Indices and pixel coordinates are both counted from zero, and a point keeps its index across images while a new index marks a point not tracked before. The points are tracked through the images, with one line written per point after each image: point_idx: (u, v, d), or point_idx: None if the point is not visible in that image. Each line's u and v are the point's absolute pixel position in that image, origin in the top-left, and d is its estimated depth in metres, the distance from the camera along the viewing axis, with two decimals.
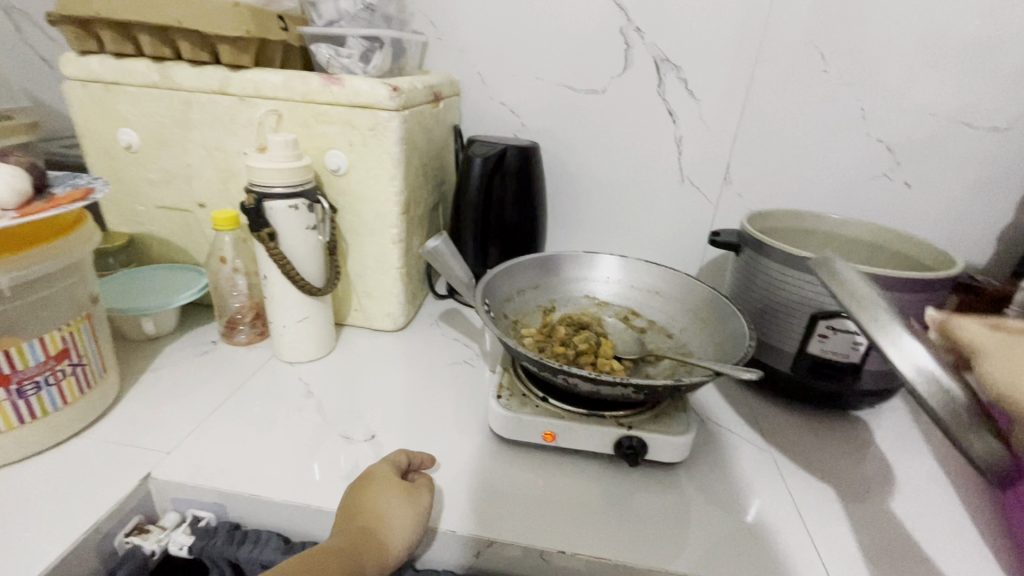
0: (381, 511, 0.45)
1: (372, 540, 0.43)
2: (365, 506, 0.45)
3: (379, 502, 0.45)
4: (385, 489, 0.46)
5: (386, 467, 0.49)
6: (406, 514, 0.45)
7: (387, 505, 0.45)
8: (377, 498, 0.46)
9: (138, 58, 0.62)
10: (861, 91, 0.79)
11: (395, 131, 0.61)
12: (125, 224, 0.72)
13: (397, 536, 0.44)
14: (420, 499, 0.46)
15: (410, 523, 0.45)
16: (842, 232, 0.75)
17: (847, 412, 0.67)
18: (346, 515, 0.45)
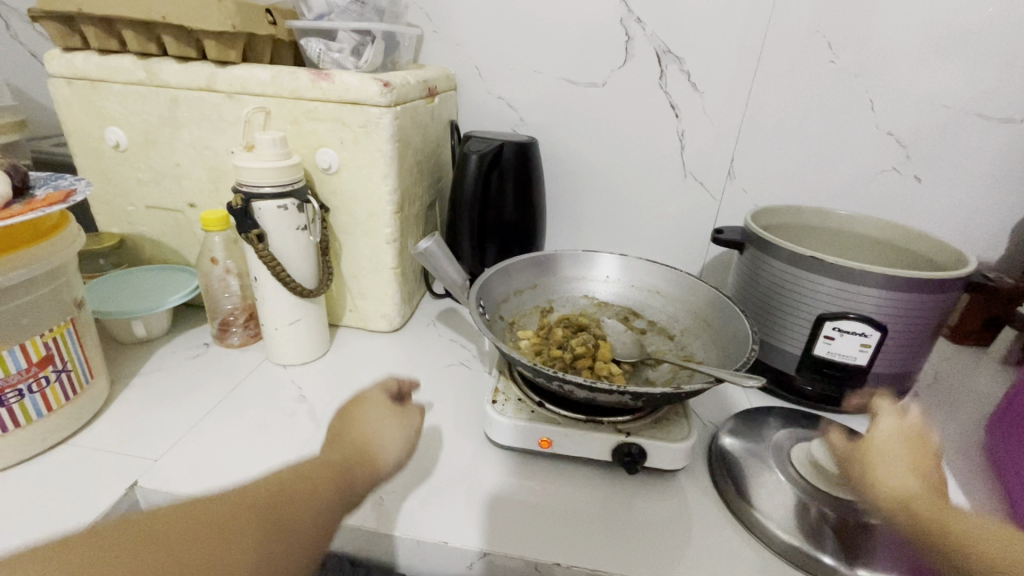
0: (373, 434, 0.44)
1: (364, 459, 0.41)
2: (353, 428, 0.44)
3: (369, 425, 0.44)
4: (376, 412, 0.46)
5: (378, 392, 0.48)
6: (399, 430, 0.45)
7: (376, 428, 0.44)
8: (365, 421, 0.45)
9: (123, 54, 0.60)
10: (869, 83, 0.76)
11: (387, 128, 0.59)
12: (115, 224, 0.71)
13: (390, 446, 0.43)
14: (412, 419, 0.47)
15: (402, 441, 0.44)
16: (849, 228, 0.73)
17: (853, 416, 0.65)
18: (334, 438, 0.44)
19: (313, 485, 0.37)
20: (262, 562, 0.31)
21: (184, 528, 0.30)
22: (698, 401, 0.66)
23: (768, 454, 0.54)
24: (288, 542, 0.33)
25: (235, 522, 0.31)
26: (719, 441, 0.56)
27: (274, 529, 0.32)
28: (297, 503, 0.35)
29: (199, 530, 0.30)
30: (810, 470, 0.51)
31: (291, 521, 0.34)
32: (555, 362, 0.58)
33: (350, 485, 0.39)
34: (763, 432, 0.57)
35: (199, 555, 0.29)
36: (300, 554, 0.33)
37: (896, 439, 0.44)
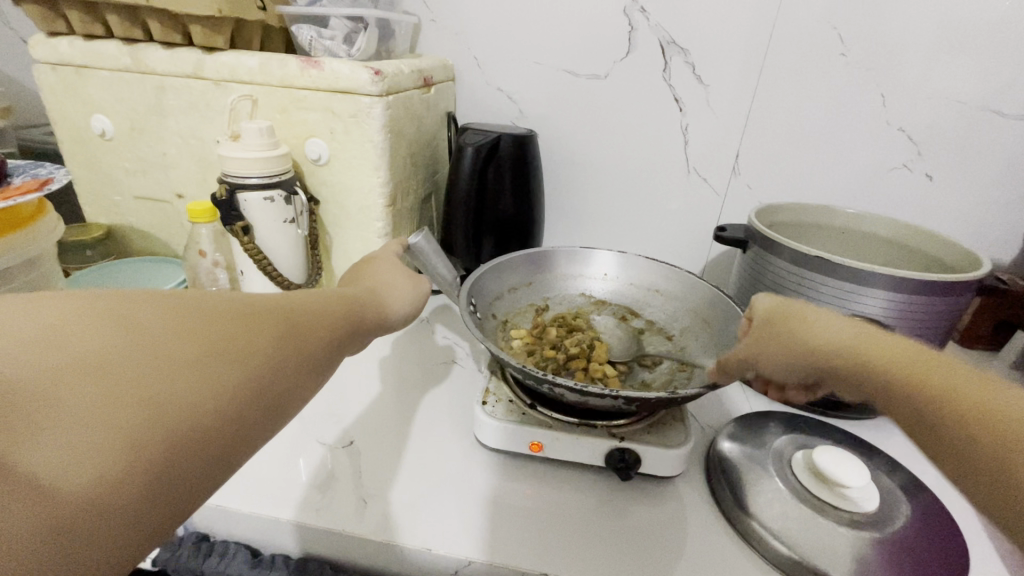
0: (389, 283, 0.46)
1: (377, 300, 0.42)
2: (365, 278, 0.46)
3: (380, 277, 0.46)
4: (388, 269, 0.48)
5: (389, 254, 0.51)
6: (409, 286, 0.47)
7: (389, 280, 0.46)
8: (377, 275, 0.47)
9: (108, 40, 0.58)
10: (881, 77, 0.74)
11: (378, 118, 0.57)
12: (103, 215, 0.69)
13: (401, 300, 0.45)
14: (421, 282, 0.49)
15: (411, 295, 0.46)
16: (857, 227, 0.71)
17: (858, 422, 0.63)
18: (347, 283, 0.46)
19: (331, 310, 0.34)
20: (280, 358, 0.28)
21: (202, 316, 0.26)
22: (697, 404, 0.64)
23: (768, 459, 0.52)
24: (307, 355, 0.30)
25: (257, 316, 0.28)
26: (717, 445, 0.55)
27: (295, 330, 0.30)
28: (317, 319, 0.32)
29: (223, 319, 0.27)
30: (813, 480, 0.49)
31: (311, 342, 0.31)
32: (547, 363, 0.56)
33: (359, 330, 0.37)
34: (763, 438, 0.55)
35: (218, 339, 0.26)
36: (316, 363, 0.31)
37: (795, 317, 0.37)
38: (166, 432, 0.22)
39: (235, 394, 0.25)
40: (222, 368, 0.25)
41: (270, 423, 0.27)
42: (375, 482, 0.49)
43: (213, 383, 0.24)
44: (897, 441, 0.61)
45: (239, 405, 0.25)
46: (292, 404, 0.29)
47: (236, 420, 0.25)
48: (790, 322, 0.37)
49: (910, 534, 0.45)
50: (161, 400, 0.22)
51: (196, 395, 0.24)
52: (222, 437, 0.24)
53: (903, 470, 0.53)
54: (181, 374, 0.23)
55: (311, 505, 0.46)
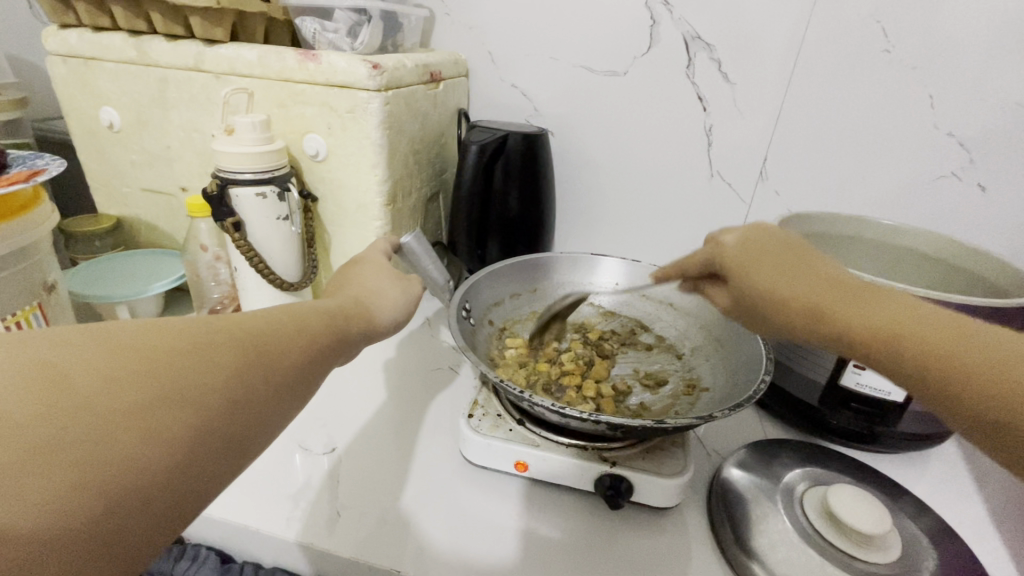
0: (375, 290, 0.43)
1: (364, 309, 0.40)
2: (356, 282, 0.44)
3: (372, 281, 0.44)
4: (374, 271, 0.46)
5: (374, 256, 0.48)
6: (398, 291, 0.44)
7: (380, 284, 0.44)
8: (365, 279, 0.44)
9: (115, 32, 0.58)
10: (929, 75, 0.67)
11: (376, 114, 0.55)
12: (113, 206, 0.70)
13: (391, 308, 0.42)
14: (411, 285, 0.46)
15: (401, 301, 0.44)
16: (893, 241, 0.65)
17: (885, 456, 0.57)
18: (335, 288, 0.44)
19: (302, 330, 0.32)
20: (235, 395, 0.26)
21: (141, 353, 0.24)
22: (706, 427, 0.59)
23: (777, 494, 0.47)
24: (268, 387, 0.28)
25: (210, 348, 0.26)
26: (724, 474, 0.50)
27: (255, 361, 0.28)
28: (283, 343, 0.30)
29: (168, 355, 0.25)
30: (825, 523, 0.44)
31: (274, 370, 0.29)
32: (541, 377, 0.54)
33: (340, 346, 0.35)
34: (773, 469, 0.51)
35: (161, 381, 0.24)
36: (280, 393, 0.29)
37: (784, 259, 0.37)
38: (94, 491, 0.21)
39: (179, 443, 0.23)
40: (164, 416, 0.23)
41: (229, 464, 0.26)
42: (351, 492, 0.47)
43: (151, 435, 0.23)
44: (927, 480, 0.55)
45: (185, 455, 0.24)
46: (254, 441, 0.27)
47: (181, 470, 0.24)
48: (762, 266, 0.38)
49: None
50: (88, 459, 0.21)
51: (130, 449, 0.22)
52: (165, 489, 0.23)
53: (930, 515, 0.48)
54: (110, 430, 0.22)
55: (283, 514, 0.45)
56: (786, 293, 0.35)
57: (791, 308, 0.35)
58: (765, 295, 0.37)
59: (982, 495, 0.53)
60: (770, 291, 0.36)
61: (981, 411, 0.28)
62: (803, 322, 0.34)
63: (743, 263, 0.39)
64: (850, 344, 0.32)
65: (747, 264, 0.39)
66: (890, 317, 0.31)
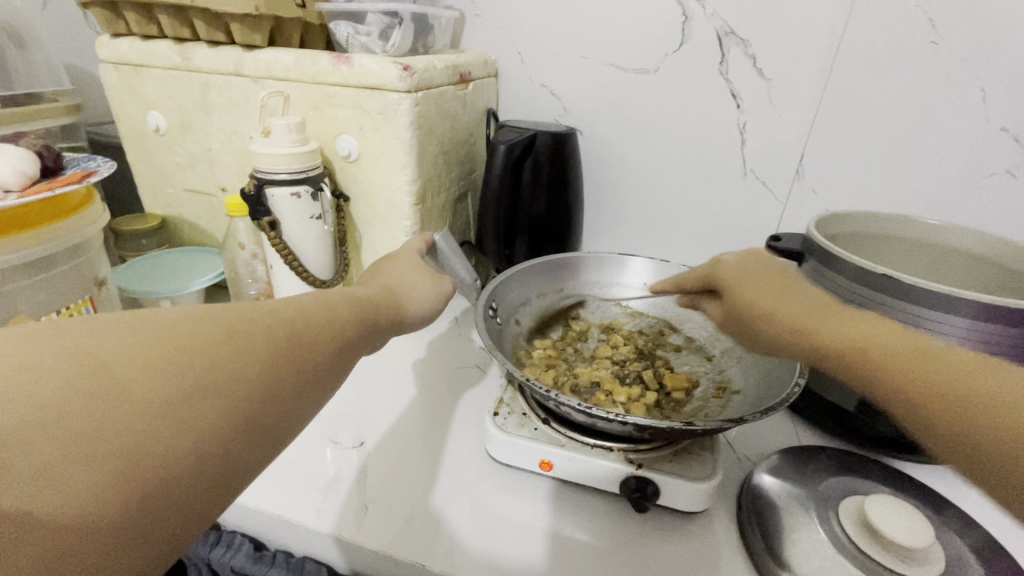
0: (405, 283, 0.44)
1: (393, 301, 0.40)
2: (386, 275, 0.45)
3: (403, 274, 0.45)
4: (404, 266, 0.46)
5: (407, 251, 0.49)
6: (428, 286, 0.45)
7: (410, 277, 0.45)
8: (396, 271, 0.45)
9: (161, 39, 0.61)
10: (982, 67, 0.63)
11: (406, 115, 0.56)
12: (159, 206, 0.73)
13: (419, 299, 0.43)
14: (444, 284, 0.46)
15: (430, 294, 0.44)
16: (940, 241, 0.62)
17: (928, 466, 0.55)
18: (366, 280, 0.44)
19: (330, 321, 0.33)
20: (263, 386, 0.27)
21: (172, 346, 0.25)
22: (738, 431, 0.58)
23: (811, 503, 0.46)
24: (299, 378, 0.29)
25: (238, 340, 0.27)
26: (754, 480, 0.49)
27: (282, 352, 0.29)
28: (312, 334, 0.31)
29: (197, 347, 0.25)
30: (862, 534, 0.42)
31: (305, 362, 0.30)
32: (568, 377, 0.53)
33: (367, 336, 0.36)
34: (808, 477, 0.49)
35: (192, 372, 0.24)
36: (310, 384, 0.30)
37: (775, 283, 0.41)
38: (133, 478, 0.22)
39: (210, 432, 0.24)
40: (194, 407, 0.24)
41: (260, 453, 0.27)
42: (378, 487, 0.48)
43: (182, 425, 0.23)
44: (974, 493, 0.52)
45: (217, 443, 0.25)
46: (283, 430, 0.28)
47: (213, 458, 0.24)
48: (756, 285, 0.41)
49: None
50: (124, 449, 0.22)
51: (162, 439, 0.23)
52: (199, 477, 0.24)
53: (977, 530, 0.45)
54: (144, 420, 0.23)
55: (313, 505, 0.46)
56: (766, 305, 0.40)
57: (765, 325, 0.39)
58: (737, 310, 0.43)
59: None
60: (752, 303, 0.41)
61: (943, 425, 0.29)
62: (794, 331, 0.36)
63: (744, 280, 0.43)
64: (836, 354, 0.34)
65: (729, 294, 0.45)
66: (868, 330, 0.34)
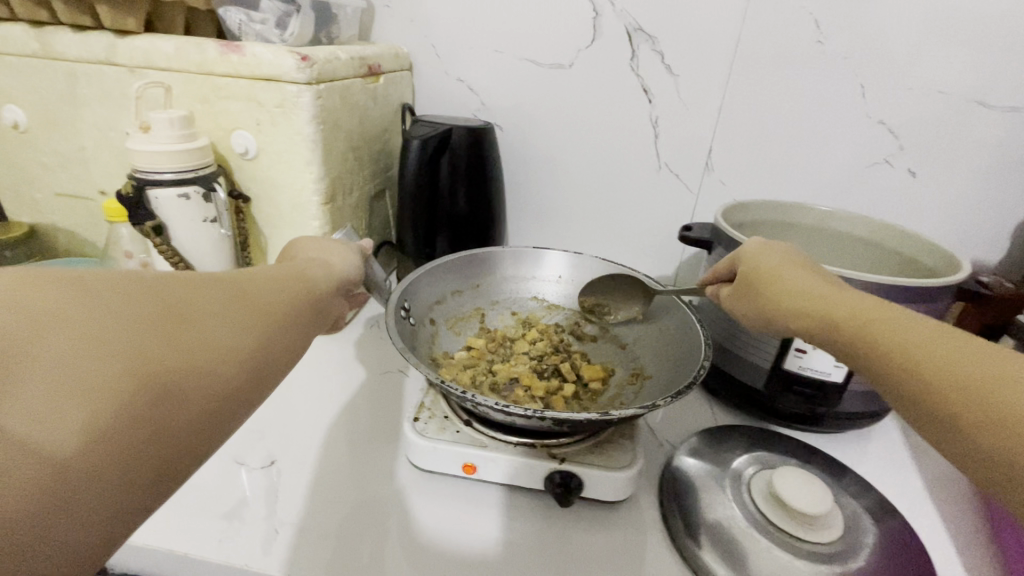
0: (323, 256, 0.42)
1: (325, 270, 0.40)
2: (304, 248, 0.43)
3: (322, 246, 0.44)
4: (314, 246, 0.43)
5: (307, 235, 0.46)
6: (354, 251, 0.45)
7: (331, 248, 0.44)
8: (312, 245, 0.43)
9: (15, 23, 0.54)
10: (859, 66, 0.69)
11: (306, 108, 0.52)
12: (25, 213, 0.65)
13: (348, 268, 0.43)
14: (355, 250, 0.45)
15: (357, 262, 0.44)
16: (832, 227, 0.66)
17: (829, 436, 0.59)
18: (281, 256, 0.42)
19: (287, 285, 0.35)
20: (234, 334, 0.29)
21: (142, 295, 0.26)
22: (659, 416, 0.59)
23: (725, 481, 0.48)
24: (264, 348, 0.30)
25: (206, 293, 0.29)
26: (675, 464, 0.50)
27: (249, 306, 0.31)
28: (265, 308, 0.32)
29: (168, 297, 0.27)
30: (770, 505, 0.45)
31: (265, 331, 0.31)
32: (484, 376, 0.53)
33: (323, 300, 0.38)
34: (723, 457, 0.51)
35: (168, 317, 0.26)
36: (274, 351, 0.31)
37: (790, 270, 0.41)
38: (123, 409, 0.23)
39: (191, 371, 0.26)
40: (173, 349, 0.25)
41: (238, 400, 0.28)
42: (291, 508, 0.45)
43: (163, 362, 0.25)
44: (868, 458, 0.57)
45: (200, 381, 0.26)
46: (261, 374, 0.30)
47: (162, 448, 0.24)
48: (783, 279, 0.40)
49: (875, 567, 0.41)
50: (113, 382, 0.23)
51: (146, 373, 0.24)
52: (184, 412, 0.25)
53: (869, 491, 0.49)
54: (127, 356, 0.24)
55: (215, 535, 0.42)
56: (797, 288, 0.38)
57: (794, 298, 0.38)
58: (757, 296, 0.42)
59: (918, 469, 0.56)
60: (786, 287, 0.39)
61: (986, 427, 0.26)
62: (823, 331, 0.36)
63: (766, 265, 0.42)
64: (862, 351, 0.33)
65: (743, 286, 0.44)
66: (900, 328, 0.32)
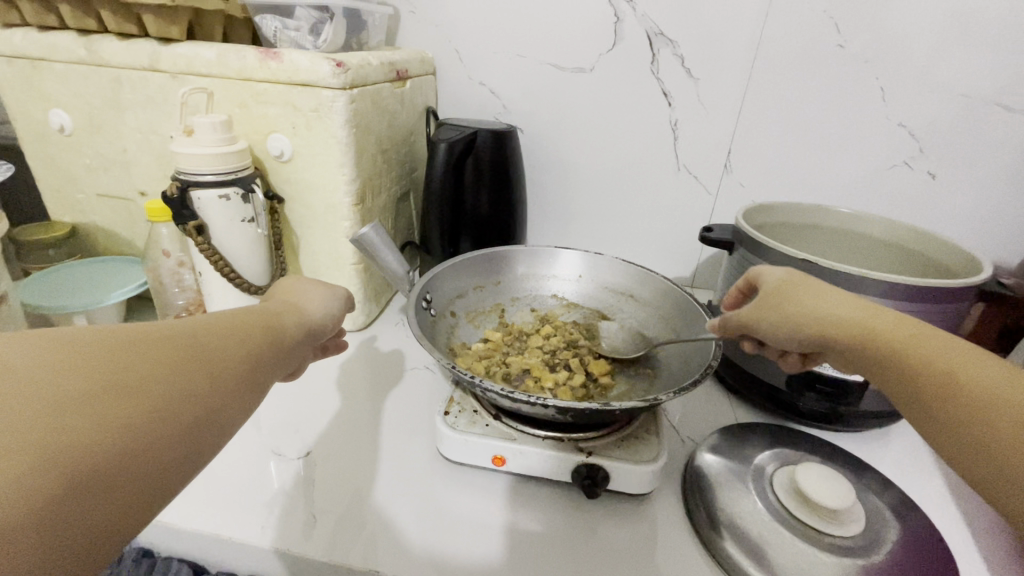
0: (298, 297, 0.41)
1: (293, 309, 0.38)
2: (277, 293, 0.42)
3: (296, 288, 0.42)
4: (294, 286, 0.42)
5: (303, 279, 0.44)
6: (332, 293, 0.43)
7: (302, 288, 0.42)
8: (290, 290, 0.42)
9: (64, 31, 0.57)
10: (880, 69, 0.70)
11: (341, 112, 0.54)
12: (68, 213, 0.67)
13: (323, 305, 0.41)
14: (340, 289, 0.44)
15: (332, 299, 0.42)
16: (852, 228, 0.67)
17: (850, 435, 0.60)
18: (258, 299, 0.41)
19: (245, 334, 0.32)
20: (171, 398, 0.25)
21: (51, 369, 0.23)
22: (680, 413, 0.61)
23: (750, 478, 0.49)
24: (214, 389, 0.28)
25: (138, 351, 0.26)
26: (699, 460, 0.51)
27: (191, 368, 0.27)
28: (219, 349, 0.29)
29: (86, 368, 0.23)
30: (794, 501, 0.46)
31: (216, 373, 0.28)
32: (499, 367, 0.54)
33: (283, 347, 0.35)
34: (747, 452, 0.52)
35: (88, 387, 0.23)
36: (228, 396, 0.28)
37: (814, 291, 0.40)
38: (7, 513, 0.19)
39: (106, 455, 0.22)
40: (84, 432, 0.22)
41: (178, 455, 0.25)
42: (328, 497, 0.46)
43: (83, 435, 0.22)
44: (889, 456, 0.57)
45: (115, 467, 0.23)
46: (196, 446, 0.26)
47: (87, 514, 0.22)
48: (819, 295, 0.39)
49: (900, 561, 0.42)
50: (3, 477, 0.19)
51: (44, 466, 0.21)
52: (91, 503, 0.22)
53: (893, 489, 0.50)
54: (23, 447, 0.20)
55: (257, 522, 0.43)
56: (839, 320, 0.37)
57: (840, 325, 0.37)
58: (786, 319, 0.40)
59: (940, 467, 0.56)
60: (821, 310, 0.38)
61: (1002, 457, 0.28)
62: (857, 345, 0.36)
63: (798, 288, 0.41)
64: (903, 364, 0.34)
65: (772, 306, 0.41)
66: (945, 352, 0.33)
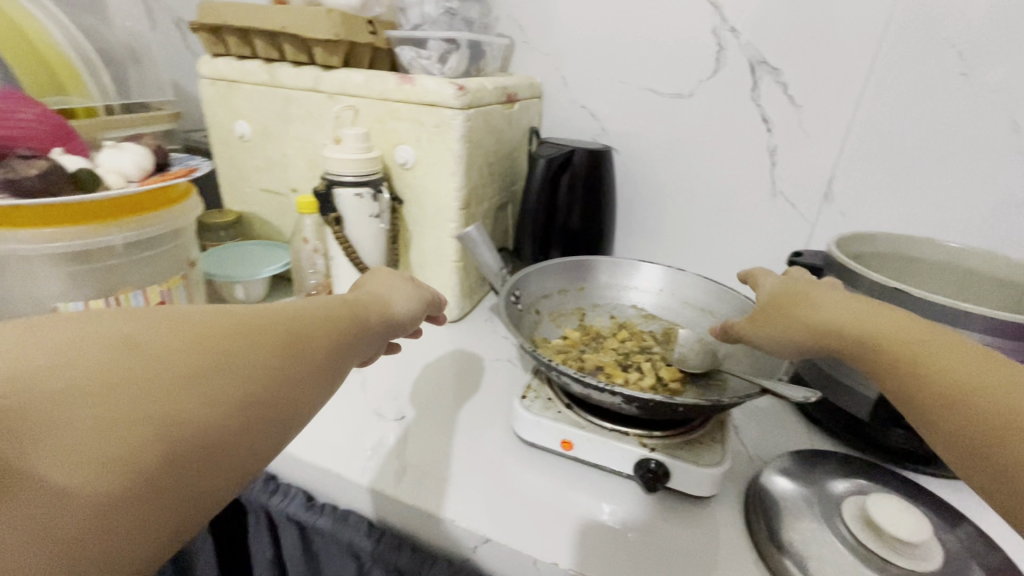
0: (386, 291, 0.46)
1: (378, 305, 0.42)
2: (364, 286, 0.46)
3: (381, 286, 0.46)
4: (385, 281, 0.47)
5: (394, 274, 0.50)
6: (413, 294, 0.47)
7: (388, 287, 0.46)
8: (378, 284, 0.46)
9: (253, 59, 0.72)
10: (1011, 98, 0.65)
11: (458, 128, 0.63)
12: (237, 203, 0.83)
13: (406, 305, 0.45)
14: (424, 290, 0.49)
15: (413, 299, 0.47)
16: (964, 264, 0.63)
17: (943, 481, 0.56)
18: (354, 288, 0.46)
19: (335, 325, 0.35)
20: (273, 382, 0.29)
21: (171, 345, 0.25)
22: (752, 433, 0.61)
23: (820, 501, 0.48)
24: (307, 374, 0.31)
25: (249, 335, 0.29)
26: (768, 478, 0.52)
27: (282, 352, 0.30)
28: (314, 338, 0.33)
29: (197, 348, 0.26)
30: (864, 529, 0.45)
31: (311, 360, 0.32)
32: (575, 361, 0.59)
33: (364, 338, 0.38)
34: (818, 476, 0.52)
35: (209, 363, 0.26)
36: (316, 380, 0.32)
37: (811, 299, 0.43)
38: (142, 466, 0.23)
39: (211, 424, 0.25)
40: (196, 406, 0.25)
41: (272, 429, 0.28)
42: (416, 454, 0.53)
43: (205, 405, 0.25)
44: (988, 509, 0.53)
45: (217, 439, 0.25)
46: (282, 422, 0.29)
47: (202, 475, 0.25)
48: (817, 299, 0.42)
49: None
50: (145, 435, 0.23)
51: (163, 433, 0.24)
52: (203, 466, 0.25)
53: (983, 538, 0.47)
54: (159, 412, 0.24)
55: (359, 464, 0.52)
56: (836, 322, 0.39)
57: (846, 332, 0.39)
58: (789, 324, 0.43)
59: None
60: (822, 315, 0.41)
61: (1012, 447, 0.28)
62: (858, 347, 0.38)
63: (812, 302, 0.43)
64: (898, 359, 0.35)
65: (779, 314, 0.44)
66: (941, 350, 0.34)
